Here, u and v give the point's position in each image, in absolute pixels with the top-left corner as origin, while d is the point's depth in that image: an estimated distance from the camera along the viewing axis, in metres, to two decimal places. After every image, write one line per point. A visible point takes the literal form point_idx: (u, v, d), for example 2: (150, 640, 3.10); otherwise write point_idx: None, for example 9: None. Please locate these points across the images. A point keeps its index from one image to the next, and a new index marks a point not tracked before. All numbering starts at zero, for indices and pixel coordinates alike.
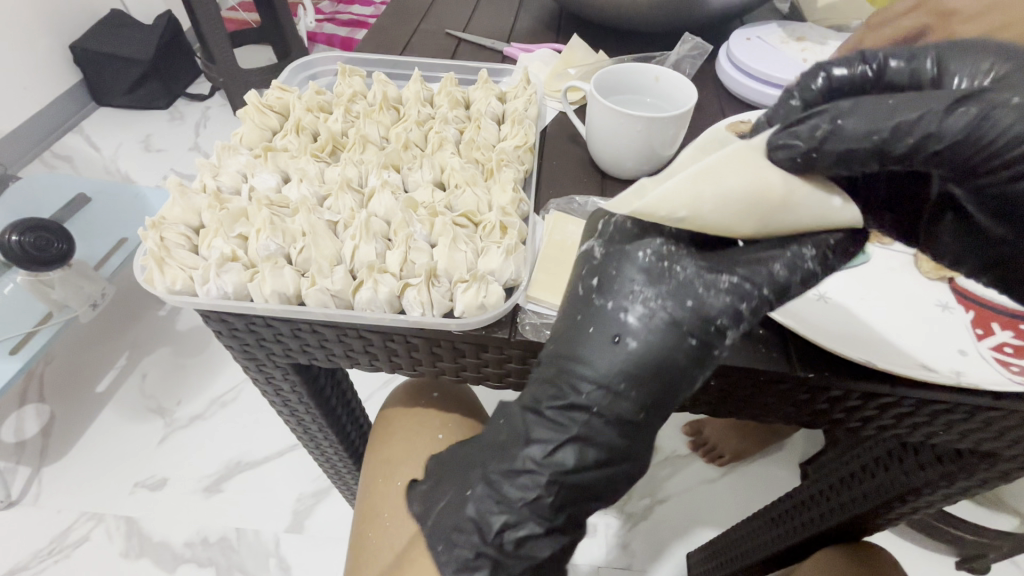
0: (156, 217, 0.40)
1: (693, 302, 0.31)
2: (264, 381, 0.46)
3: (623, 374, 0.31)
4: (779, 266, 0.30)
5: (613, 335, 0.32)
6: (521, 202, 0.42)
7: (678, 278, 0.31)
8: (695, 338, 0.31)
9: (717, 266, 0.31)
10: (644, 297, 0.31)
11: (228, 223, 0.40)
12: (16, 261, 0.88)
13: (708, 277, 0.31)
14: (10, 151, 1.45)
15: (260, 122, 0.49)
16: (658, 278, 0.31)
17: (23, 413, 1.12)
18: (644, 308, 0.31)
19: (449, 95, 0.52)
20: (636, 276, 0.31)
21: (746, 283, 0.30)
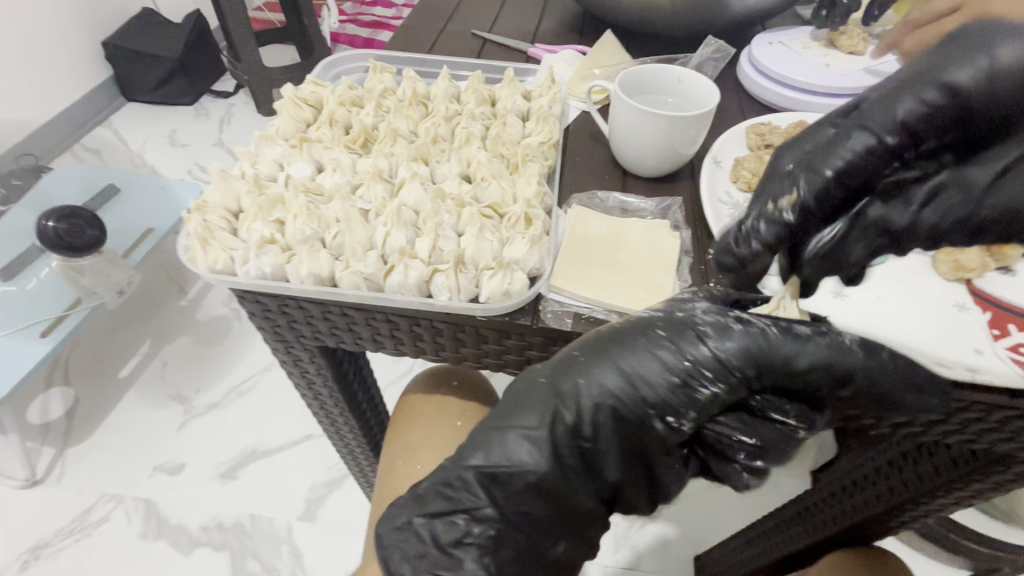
0: (199, 201, 0.42)
1: (754, 352, 0.33)
2: (292, 363, 0.48)
3: (635, 405, 0.34)
4: (847, 338, 0.34)
5: (658, 369, 0.34)
6: (546, 194, 0.44)
7: (748, 330, 0.34)
8: (721, 386, 0.33)
9: (792, 322, 0.34)
10: (711, 339, 0.34)
11: (266, 209, 0.42)
12: (51, 248, 0.90)
13: (791, 335, 0.33)
14: (42, 143, 1.50)
15: (295, 114, 0.50)
16: (724, 331, 0.34)
17: (49, 396, 1.16)
18: (701, 339, 0.34)
19: (476, 93, 0.53)
20: (704, 322, 0.35)
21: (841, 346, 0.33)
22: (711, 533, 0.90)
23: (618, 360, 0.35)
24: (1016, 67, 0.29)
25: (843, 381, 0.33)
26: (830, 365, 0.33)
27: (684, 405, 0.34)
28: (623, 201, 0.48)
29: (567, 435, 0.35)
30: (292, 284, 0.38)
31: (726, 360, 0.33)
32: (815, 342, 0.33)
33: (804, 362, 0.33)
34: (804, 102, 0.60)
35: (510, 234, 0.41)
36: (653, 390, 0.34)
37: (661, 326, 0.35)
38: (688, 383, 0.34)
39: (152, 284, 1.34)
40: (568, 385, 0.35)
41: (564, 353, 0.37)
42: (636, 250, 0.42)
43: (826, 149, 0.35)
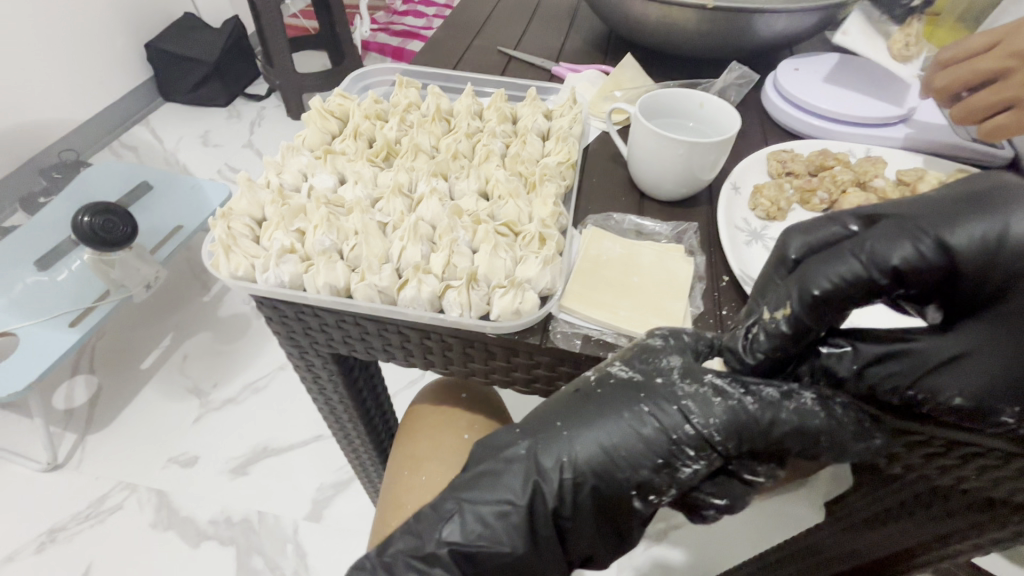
0: (225, 208, 0.43)
1: (731, 426, 0.35)
2: (305, 369, 0.49)
3: (608, 474, 0.36)
4: (807, 400, 0.36)
5: (635, 441, 0.36)
6: (562, 216, 0.44)
7: (724, 408, 0.35)
8: (699, 459, 0.35)
9: (763, 382, 0.36)
10: (689, 412, 0.35)
11: (288, 218, 0.42)
12: (84, 241, 0.94)
13: (768, 403, 0.35)
14: (83, 138, 1.56)
15: (322, 126, 0.51)
16: (703, 403, 0.35)
17: (73, 383, 1.20)
18: (685, 415, 0.35)
19: (498, 110, 0.54)
20: (683, 395, 0.36)
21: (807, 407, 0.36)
22: (716, 559, 0.89)
23: (599, 439, 0.36)
24: (975, 245, 0.31)
25: (817, 446, 0.36)
26: (798, 430, 0.35)
27: (664, 475, 0.36)
28: (638, 224, 0.48)
29: (549, 510, 0.37)
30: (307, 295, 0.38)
31: (710, 440, 0.35)
32: (787, 408, 0.36)
33: (779, 431, 0.35)
34: (830, 130, 0.60)
35: (524, 253, 0.41)
36: (636, 468, 0.36)
37: (639, 397, 0.36)
38: (671, 462, 0.35)
39: (177, 279, 1.38)
40: (549, 461, 0.37)
41: (544, 412, 0.39)
42: (649, 273, 0.42)
43: (826, 259, 0.34)
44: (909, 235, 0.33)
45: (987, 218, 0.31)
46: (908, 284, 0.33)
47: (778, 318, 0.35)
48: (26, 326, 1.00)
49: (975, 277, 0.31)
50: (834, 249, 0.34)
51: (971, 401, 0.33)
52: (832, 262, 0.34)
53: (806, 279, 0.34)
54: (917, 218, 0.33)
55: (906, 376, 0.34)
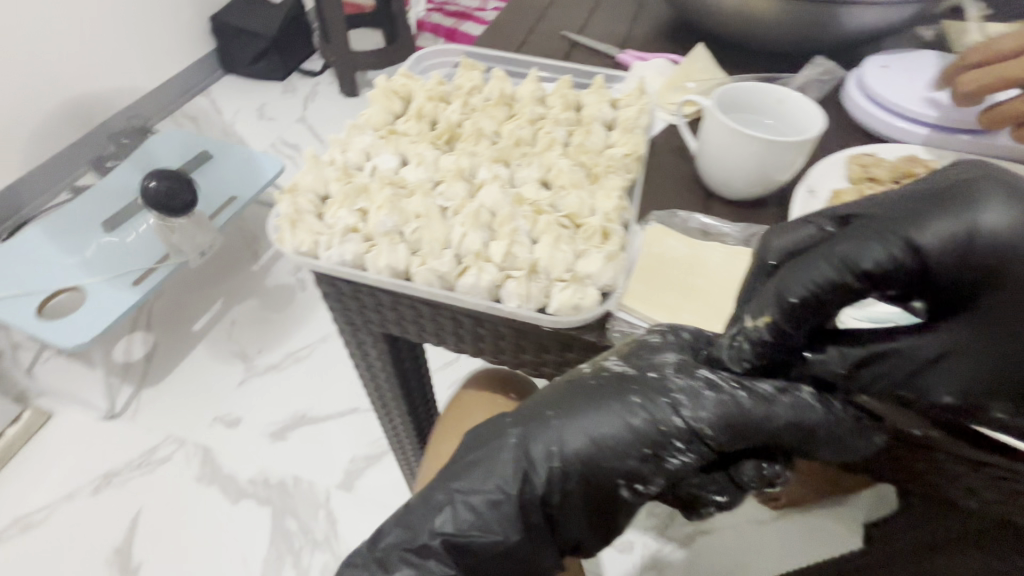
0: (292, 183, 0.43)
1: (725, 419, 0.33)
2: (355, 345, 0.50)
3: (591, 465, 0.35)
4: (805, 395, 0.34)
5: (622, 434, 0.34)
6: (626, 211, 0.42)
7: (717, 399, 0.33)
8: (685, 451, 0.34)
9: (757, 374, 0.34)
10: (680, 403, 0.34)
11: (351, 196, 0.42)
12: (150, 205, 0.99)
13: (762, 397, 0.33)
14: (150, 106, 1.63)
15: (385, 106, 0.51)
16: (697, 398, 0.34)
17: (132, 338, 1.27)
18: (675, 407, 0.34)
19: (562, 97, 0.52)
20: (676, 387, 0.34)
21: (802, 400, 0.34)
22: None
23: (585, 429, 0.35)
24: (954, 239, 0.28)
25: (818, 433, 0.33)
26: (797, 424, 0.33)
27: (651, 469, 0.34)
28: (704, 224, 0.45)
29: (534, 499, 0.36)
30: (368, 274, 0.39)
31: (701, 433, 0.33)
32: (784, 401, 0.33)
33: (779, 420, 0.33)
34: (919, 135, 0.56)
35: (585, 248, 0.40)
36: (624, 460, 0.34)
37: (632, 390, 0.35)
38: (657, 453, 0.34)
39: (229, 246, 1.43)
40: (537, 451, 0.36)
41: (533, 404, 0.38)
42: (715, 279, 0.40)
43: (802, 266, 0.31)
44: (887, 238, 0.29)
45: (975, 208, 0.28)
46: (889, 289, 0.30)
47: (759, 326, 0.32)
48: (93, 282, 1.07)
49: (957, 279, 0.28)
50: (808, 255, 0.31)
51: (963, 399, 0.31)
52: (805, 269, 0.31)
53: (782, 289, 0.31)
54: (894, 213, 0.30)
55: (893, 377, 0.32)
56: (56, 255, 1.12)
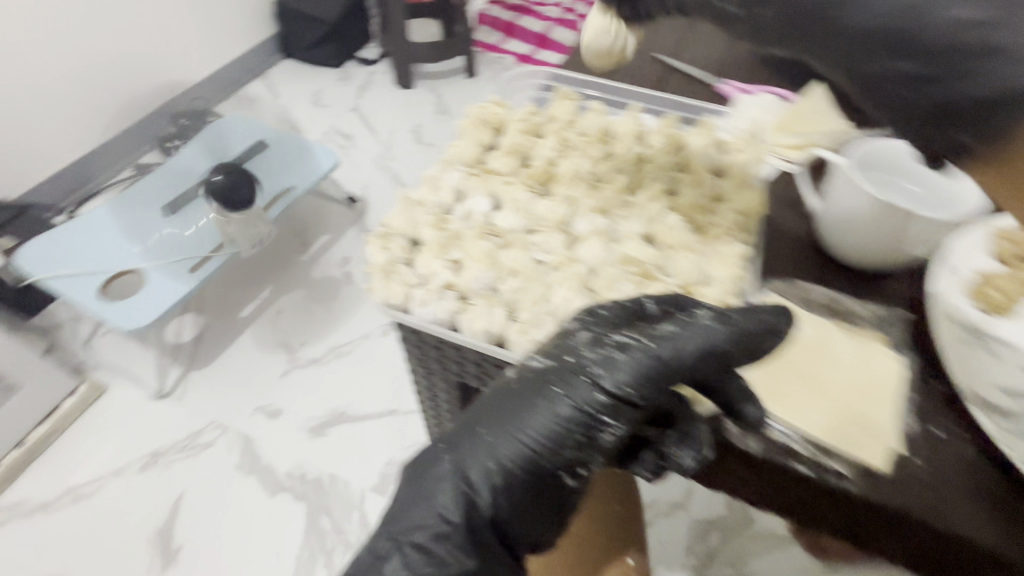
0: (384, 225, 0.43)
1: (647, 377, 0.33)
2: (427, 385, 0.50)
3: (529, 456, 0.34)
4: (717, 331, 0.34)
5: (549, 418, 0.34)
6: (744, 286, 0.39)
7: (629, 363, 0.34)
8: (617, 419, 0.34)
9: (646, 328, 0.35)
10: (600, 375, 0.33)
11: (444, 245, 0.41)
12: (213, 198, 0.99)
13: (666, 345, 0.34)
14: (210, 87, 1.65)
15: (475, 136, 0.48)
16: (613, 366, 0.34)
17: (183, 319, 1.29)
18: (591, 381, 0.34)
19: (668, 137, 0.48)
20: (591, 363, 0.34)
21: (714, 336, 0.34)
22: None
23: (519, 438, 0.34)
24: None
25: (727, 356, 0.35)
26: (708, 357, 0.34)
27: (589, 448, 0.34)
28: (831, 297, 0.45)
29: (482, 516, 0.35)
30: (462, 336, 0.38)
31: (627, 399, 0.33)
32: (691, 338, 0.34)
33: (692, 356, 0.34)
34: None
35: None
36: (559, 446, 0.34)
37: (548, 378, 0.34)
38: (591, 436, 0.34)
39: (280, 235, 1.44)
40: (477, 474, 0.35)
41: (464, 426, 0.36)
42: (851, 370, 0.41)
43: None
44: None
45: None
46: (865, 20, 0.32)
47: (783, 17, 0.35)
48: (150, 266, 1.08)
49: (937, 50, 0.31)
50: None
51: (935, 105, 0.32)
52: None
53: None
54: None
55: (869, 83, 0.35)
56: (118, 235, 1.14)
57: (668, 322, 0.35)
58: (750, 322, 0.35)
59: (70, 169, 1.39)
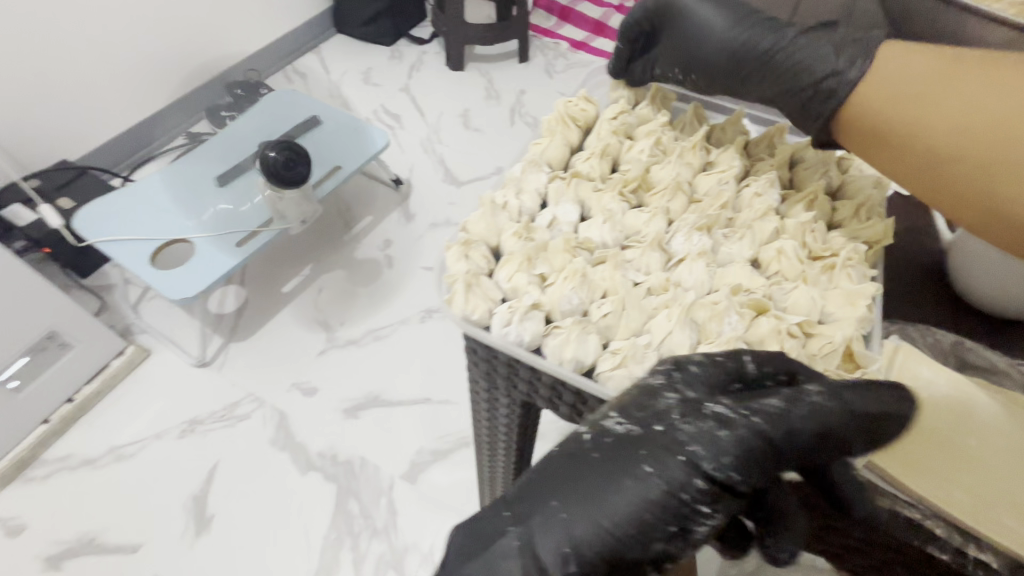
0: (469, 235, 0.56)
1: (749, 454, 0.36)
2: (488, 391, 0.59)
3: (625, 539, 0.34)
4: (811, 406, 0.38)
5: (642, 498, 0.34)
6: (866, 321, 0.50)
7: (729, 442, 0.36)
8: (713, 502, 0.35)
9: (744, 407, 0.38)
10: (701, 454, 0.35)
11: (535, 256, 0.55)
12: (266, 174, 0.98)
13: (763, 421, 0.37)
14: (265, 59, 1.65)
15: (563, 141, 0.65)
16: (714, 445, 0.36)
17: (226, 290, 1.30)
18: (693, 459, 0.35)
19: (766, 179, 0.61)
20: (690, 441, 0.36)
21: (813, 409, 0.38)
22: None
23: (602, 519, 0.34)
24: None
25: (836, 437, 0.39)
26: (815, 432, 0.38)
27: (686, 532, 0.35)
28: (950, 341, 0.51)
29: None
30: (548, 360, 0.49)
31: (729, 483, 0.35)
32: (795, 414, 0.38)
33: (798, 439, 0.37)
34: None
35: (822, 364, 0.49)
36: (656, 532, 0.34)
37: (643, 456, 0.36)
38: (685, 525, 0.35)
39: (325, 213, 1.43)
40: (547, 554, 0.34)
41: (527, 493, 0.37)
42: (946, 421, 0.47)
43: None
44: None
45: None
46: None
47: None
48: (200, 237, 1.09)
49: None
50: None
51: None
52: None
53: None
54: None
55: None
56: (171, 204, 1.15)
57: (767, 398, 0.39)
58: (852, 398, 0.40)
59: (129, 133, 1.41)
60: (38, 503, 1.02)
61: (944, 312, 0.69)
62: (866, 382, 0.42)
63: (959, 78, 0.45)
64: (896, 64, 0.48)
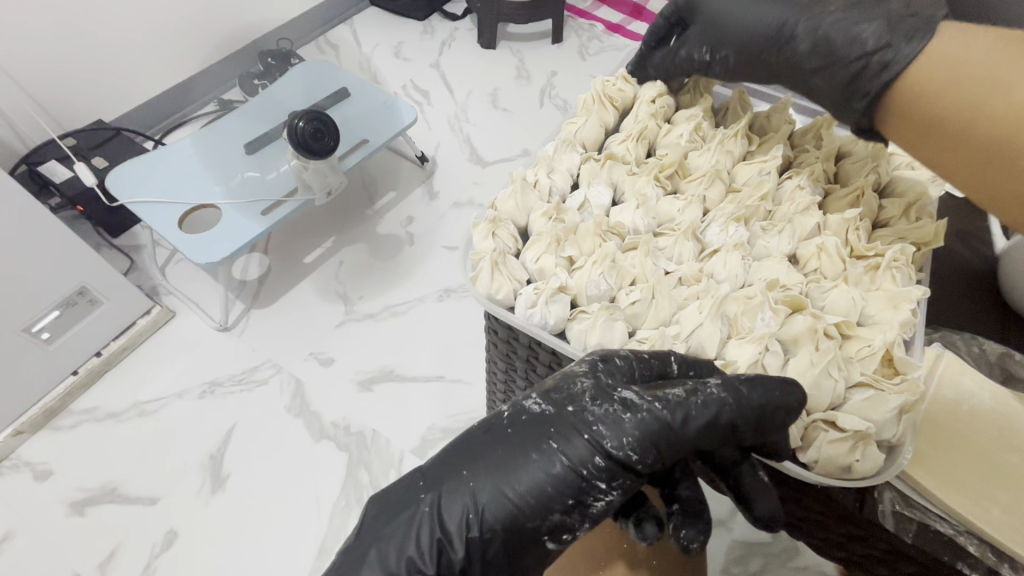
0: (497, 211, 0.56)
1: (645, 436, 0.40)
2: (505, 370, 0.59)
3: (524, 502, 0.40)
4: (709, 397, 0.42)
5: (544, 468, 0.40)
6: (910, 327, 0.48)
7: (627, 425, 0.41)
8: (606, 476, 0.40)
9: (647, 394, 0.42)
10: (600, 432, 0.41)
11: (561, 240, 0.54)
12: (293, 142, 0.97)
13: (662, 408, 0.41)
14: (297, 28, 1.64)
15: (598, 122, 0.65)
16: (613, 424, 0.41)
17: (250, 258, 1.32)
18: (592, 436, 0.41)
19: (812, 173, 0.59)
20: (592, 419, 0.41)
21: (713, 400, 0.42)
22: None
23: (506, 488, 0.41)
24: None
25: (729, 429, 0.42)
26: (711, 422, 0.42)
27: (579, 502, 0.40)
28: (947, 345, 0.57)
29: (460, 556, 0.40)
30: (572, 345, 0.49)
31: (625, 461, 0.40)
32: (693, 405, 0.42)
33: (692, 428, 0.41)
34: None
35: (858, 366, 0.48)
36: (557, 498, 0.40)
37: (550, 432, 0.42)
38: (581, 499, 0.40)
39: (350, 186, 1.43)
40: (453, 518, 0.41)
41: (443, 466, 0.43)
42: (956, 421, 0.52)
43: None
44: None
45: None
46: None
47: None
48: (228, 204, 1.10)
49: None
50: None
51: None
52: None
53: None
54: None
55: None
56: (199, 168, 1.16)
57: (670, 388, 0.43)
58: (754, 394, 0.42)
59: (162, 98, 1.42)
60: (65, 451, 1.06)
61: (982, 321, 0.66)
62: (791, 386, 0.44)
63: (1011, 80, 0.43)
64: (954, 55, 0.46)
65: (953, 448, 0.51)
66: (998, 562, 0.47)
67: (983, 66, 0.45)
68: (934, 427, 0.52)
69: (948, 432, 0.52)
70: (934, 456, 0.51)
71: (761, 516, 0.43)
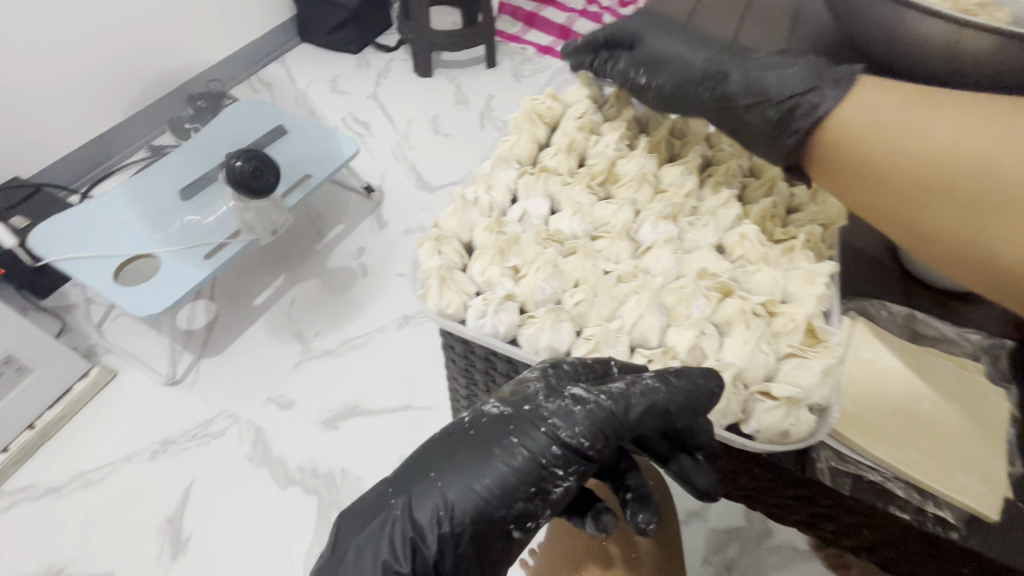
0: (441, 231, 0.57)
1: (594, 425, 0.42)
2: (467, 385, 0.59)
3: (490, 498, 0.41)
4: (649, 384, 0.45)
5: (506, 463, 0.41)
6: (827, 298, 0.53)
7: (578, 416, 0.42)
8: (563, 465, 0.41)
9: (595, 387, 0.44)
10: (556, 425, 0.42)
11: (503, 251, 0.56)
12: (233, 183, 0.95)
13: (609, 398, 0.43)
14: (227, 69, 1.61)
15: (531, 138, 0.68)
16: (565, 416, 0.42)
17: (195, 306, 1.27)
18: (547, 429, 0.42)
19: (728, 169, 0.64)
20: (545, 414, 0.43)
21: (655, 387, 0.44)
22: None
23: (472, 484, 0.41)
24: None
25: (669, 414, 0.44)
26: (652, 407, 0.44)
27: (540, 492, 0.41)
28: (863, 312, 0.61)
29: (433, 555, 0.40)
30: (523, 350, 0.50)
31: (578, 448, 0.42)
32: (635, 394, 0.44)
33: (634, 414, 0.43)
34: None
35: (786, 340, 0.51)
36: (520, 490, 0.41)
37: (508, 429, 0.43)
38: (542, 486, 0.42)
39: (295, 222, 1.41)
40: (424, 515, 0.41)
41: (411, 470, 0.43)
42: (873, 377, 0.56)
43: None
44: None
45: None
46: None
47: None
48: (165, 251, 1.06)
49: None
50: None
51: None
52: None
53: None
54: None
55: None
56: (133, 217, 1.12)
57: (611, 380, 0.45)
58: (684, 378, 0.45)
59: (86, 148, 1.36)
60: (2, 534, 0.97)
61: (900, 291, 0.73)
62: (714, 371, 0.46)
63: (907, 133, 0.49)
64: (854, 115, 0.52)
65: (875, 402, 0.55)
66: (923, 500, 0.51)
67: (877, 127, 0.50)
68: (857, 388, 0.56)
69: (871, 390, 0.56)
70: (859, 413, 0.54)
71: (703, 487, 0.47)
